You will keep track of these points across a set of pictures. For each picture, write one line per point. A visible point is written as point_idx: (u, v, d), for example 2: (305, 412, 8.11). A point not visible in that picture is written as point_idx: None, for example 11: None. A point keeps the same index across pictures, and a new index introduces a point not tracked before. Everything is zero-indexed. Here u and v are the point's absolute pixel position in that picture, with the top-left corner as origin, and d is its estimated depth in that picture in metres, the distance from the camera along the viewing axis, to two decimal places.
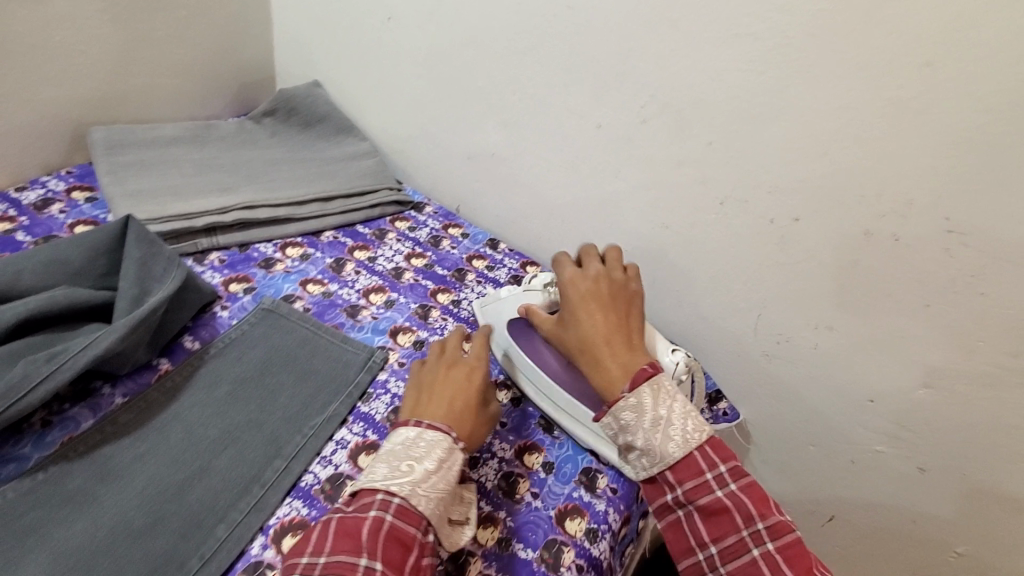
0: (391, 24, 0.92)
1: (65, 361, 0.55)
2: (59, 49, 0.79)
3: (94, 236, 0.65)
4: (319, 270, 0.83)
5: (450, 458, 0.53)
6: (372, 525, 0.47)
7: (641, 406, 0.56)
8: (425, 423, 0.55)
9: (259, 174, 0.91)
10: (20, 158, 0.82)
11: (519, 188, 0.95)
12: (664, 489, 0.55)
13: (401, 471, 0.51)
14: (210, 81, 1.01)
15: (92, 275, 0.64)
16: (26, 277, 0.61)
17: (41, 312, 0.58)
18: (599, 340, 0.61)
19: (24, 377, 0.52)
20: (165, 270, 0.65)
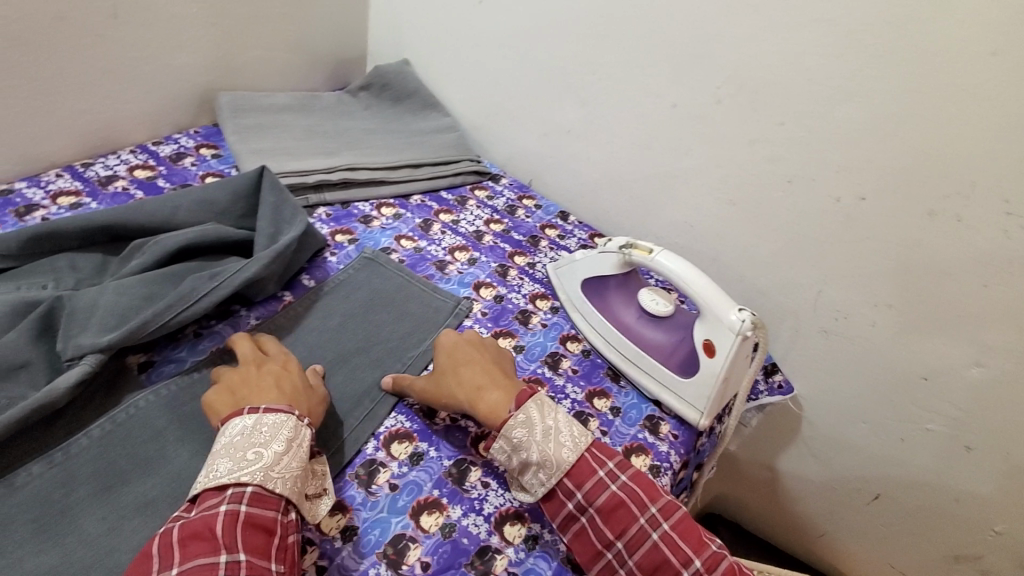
0: (481, 8, 1.00)
1: (222, 280, 0.66)
2: (196, 21, 0.90)
3: (235, 182, 0.76)
4: (410, 228, 0.92)
5: (299, 435, 0.54)
6: (225, 519, 0.47)
7: (529, 420, 0.59)
8: (263, 411, 0.54)
9: (357, 141, 1.01)
10: (158, 117, 0.94)
11: (591, 164, 1.01)
12: (562, 500, 0.58)
13: (247, 460, 0.51)
14: (313, 56, 1.11)
15: (233, 215, 0.75)
16: (183, 212, 0.72)
17: (197, 241, 0.69)
18: (476, 373, 0.65)
19: (192, 290, 0.64)
20: (292, 214, 0.76)
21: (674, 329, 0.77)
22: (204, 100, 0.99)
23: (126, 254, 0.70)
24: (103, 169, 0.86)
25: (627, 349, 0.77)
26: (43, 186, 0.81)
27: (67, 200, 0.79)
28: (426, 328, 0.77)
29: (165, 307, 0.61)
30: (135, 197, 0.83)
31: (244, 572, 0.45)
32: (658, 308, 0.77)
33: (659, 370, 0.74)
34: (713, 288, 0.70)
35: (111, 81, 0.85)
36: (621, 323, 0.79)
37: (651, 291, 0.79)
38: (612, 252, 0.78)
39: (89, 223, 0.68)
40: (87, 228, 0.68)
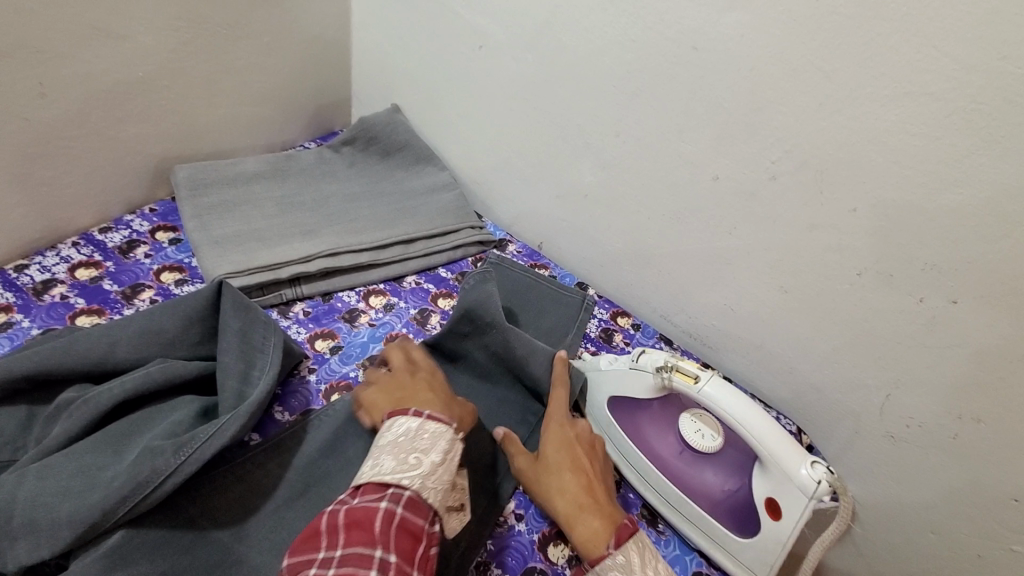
0: (483, 53, 0.85)
1: (189, 454, 0.52)
2: (143, 85, 0.76)
3: (187, 301, 0.63)
4: (403, 323, 0.78)
5: (453, 449, 0.51)
6: (383, 517, 0.44)
7: (629, 565, 0.49)
8: (428, 416, 0.53)
9: (341, 212, 0.87)
10: (105, 198, 0.80)
11: (612, 234, 0.87)
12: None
13: (408, 464, 0.48)
14: (290, 107, 0.97)
15: (186, 343, 0.62)
16: (122, 348, 0.59)
17: (138, 390, 0.56)
18: (580, 490, 0.57)
19: (153, 472, 0.50)
20: (264, 341, 0.63)
21: (725, 470, 0.63)
22: (160, 171, 0.84)
23: (55, 405, 0.56)
24: (39, 272, 0.73)
25: (668, 490, 0.63)
26: None
27: None
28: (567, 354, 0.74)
29: (117, 500, 0.48)
30: (75, 307, 0.70)
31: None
32: (705, 443, 0.64)
33: (708, 522, 0.61)
34: (779, 433, 0.57)
35: (42, 166, 0.71)
36: (657, 458, 0.65)
37: (695, 418, 0.65)
38: (647, 372, 0.65)
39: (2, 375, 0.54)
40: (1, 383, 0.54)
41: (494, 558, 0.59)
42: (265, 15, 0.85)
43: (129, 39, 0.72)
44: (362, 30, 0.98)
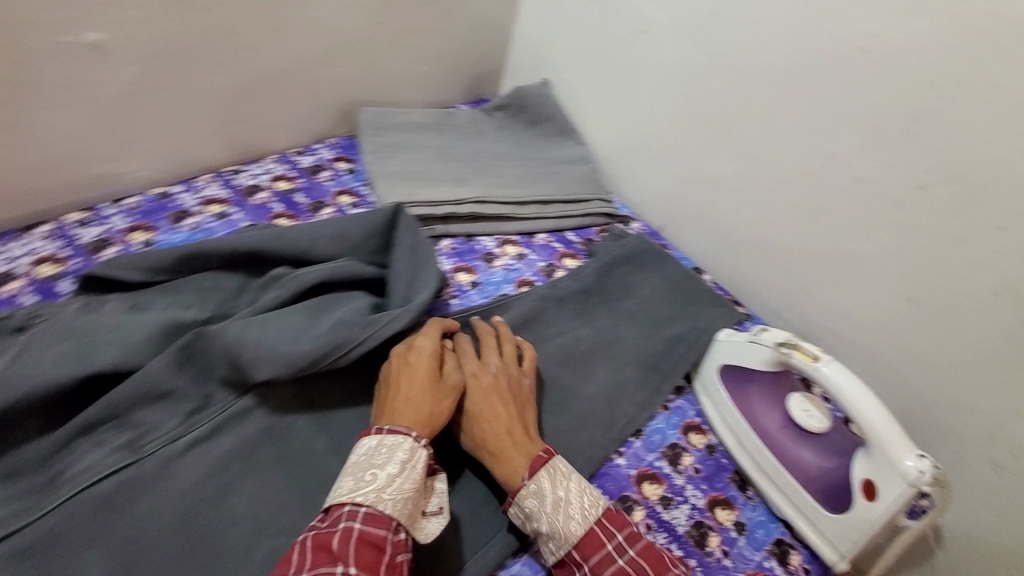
0: (644, 38, 0.92)
1: (372, 331, 0.63)
2: (350, 34, 0.89)
3: (372, 217, 0.75)
4: (532, 272, 0.87)
5: (414, 457, 0.53)
6: (340, 535, 0.47)
7: (540, 490, 0.55)
8: (385, 431, 0.54)
9: (488, 167, 0.97)
10: (302, 127, 0.95)
11: (738, 224, 0.91)
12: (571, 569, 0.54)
13: (365, 481, 0.50)
14: (455, 70, 1.08)
15: (364, 251, 0.74)
16: (318, 244, 0.72)
17: (332, 278, 0.69)
18: (499, 428, 0.60)
19: (346, 339, 0.62)
20: (427, 258, 0.74)
21: (825, 451, 0.67)
22: (345, 111, 0.98)
23: (267, 276, 0.70)
24: (249, 178, 0.88)
25: (763, 457, 0.68)
26: (195, 191, 0.84)
27: (215, 209, 0.82)
28: (703, 338, 0.79)
29: (321, 355, 0.60)
30: (275, 210, 0.84)
31: None
32: (811, 423, 0.68)
33: (799, 494, 0.65)
34: (891, 420, 0.60)
35: (265, 92, 0.86)
36: (760, 428, 0.69)
37: (804, 400, 0.70)
38: (765, 346, 0.69)
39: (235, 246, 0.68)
40: (231, 254, 0.68)
41: (595, 480, 0.66)
42: None
43: None
44: (529, 8, 1.07)
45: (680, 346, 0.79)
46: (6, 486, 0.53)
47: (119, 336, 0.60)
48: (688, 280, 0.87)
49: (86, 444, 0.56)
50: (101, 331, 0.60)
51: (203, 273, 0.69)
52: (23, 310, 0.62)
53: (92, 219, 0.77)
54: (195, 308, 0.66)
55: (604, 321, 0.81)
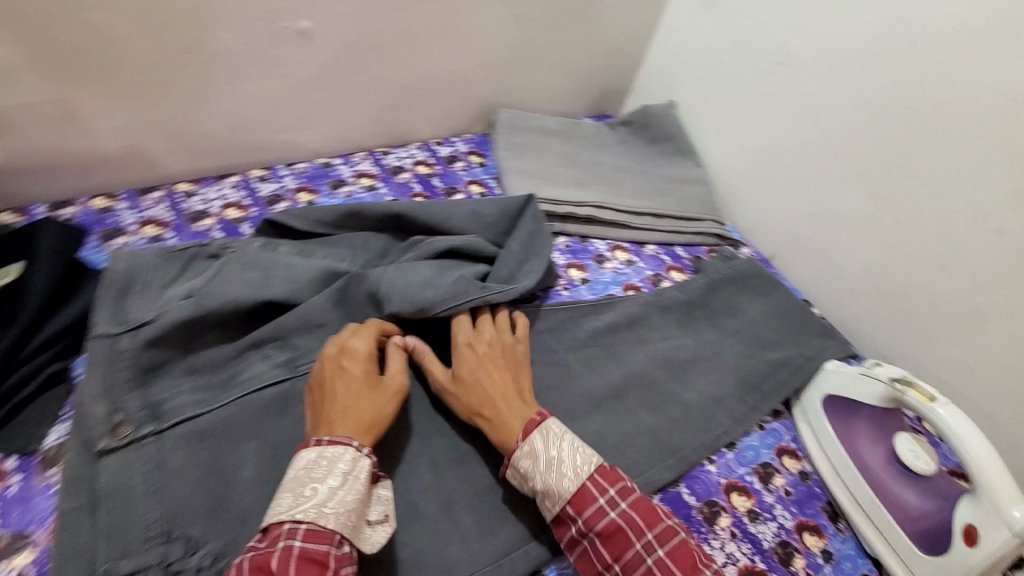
0: (782, 70, 0.94)
1: (484, 294, 0.71)
2: (503, 42, 0.98)
3: (504, 203, 0.83)
4: (640, 278, 0.91)
5: (357, 467, 0.52)
6: (281, 556, 0.46)
7: (533, 451, 0.57)
8: (325, 442, 0.52)
9: (608, 176, 1.02)
10: (445, 121, 1.05)
11: (856, 261, 0.90)
12: (566, 525, 0.56)
13: (305, 497, 0.49)
14: (586, 85, 1.15)
15: (493, 233, 0.82)
16: (455, 221, 0.80)
17: (460, 248, 0.77)
18: (493, 391, 0.62)
19: (462, 294, 0.70)
20: (542, 247, 0.81)
21: (928, 492, 0.66)
22: (483, 111, 1.07)
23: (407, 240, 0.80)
24: (396, 159, 0.99)
25: (861, 491, 0.68)
26: (351, 165, 0.96)
27: (366, 181, 0.93)
28: (808, 366, 0.79)
29: (440, 303, 0.68)
30: (415, 190, 0.94)
31: None
32: (918, 463, 0.67)
33: (896, 533, 0.64)
34: (1005, 470, 0.58)
35: (423, 87, 0.97)
36: (861, 462, 0.69)
37: (913, 441, 0.69)
38: (878, 382, 0.69)
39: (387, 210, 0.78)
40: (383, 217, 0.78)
41: (684, 481, 0.68)
42: (602, 7, 1.03)
43: (510, 7, 0.94)
44: (666, 32, 1.11)
45: (783, 370, 0.79)
46: (192, 378, 0.63)
47: (289, 273, 0.70)
48: (797, 309, 0.88)
49: (254, 356, 0.66)
50: (277, 266, 0.71)
51: (359, 234, 0.80)
52: (217, 240, 0.74)
53: (270, 177, 0.90)
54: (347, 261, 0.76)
55: (708, 335, 0.83)
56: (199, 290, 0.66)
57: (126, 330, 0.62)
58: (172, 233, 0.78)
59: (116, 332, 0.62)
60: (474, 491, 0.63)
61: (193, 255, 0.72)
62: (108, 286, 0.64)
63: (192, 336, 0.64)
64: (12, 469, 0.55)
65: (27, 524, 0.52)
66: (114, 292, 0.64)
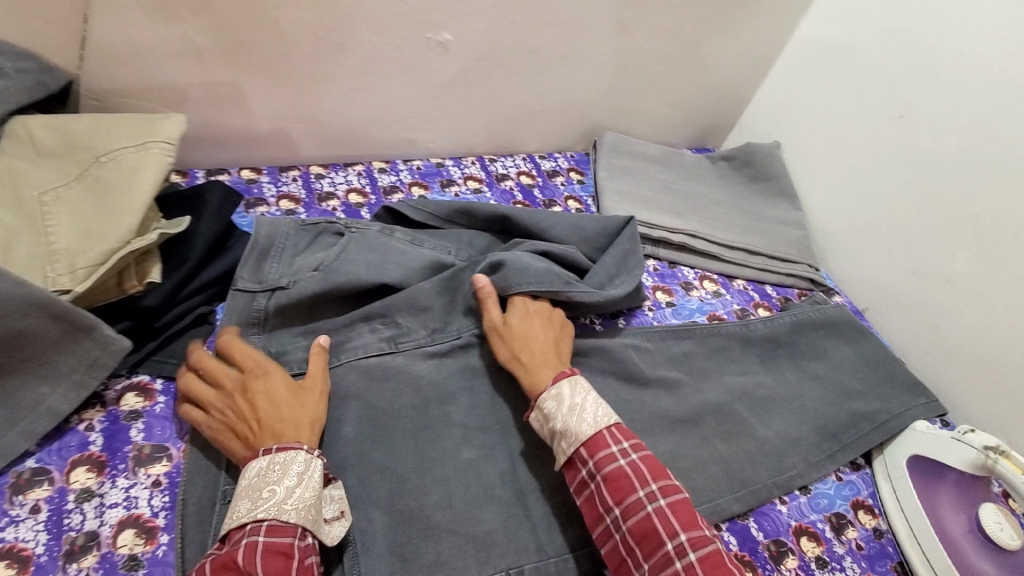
0: (901, 123, 0.93)
1: (567, 288, 0.75)
2: (619, 69, 1.03)
3: (606, 221, 0.88)
4: (725, 310, 0.91)
5: (310, 466, 0.54)
6: (246, 551, 0.49)
7: (560, 395, 0.62)
8: (275, 449, 0.54)
9: (703, 208, 1.03)
10: (552, 137, 1.10)
11: (959, 325, 0.87)
12: (576, 467, 0.59)
13: (262, 499, 0.52)
14: (691, 118, 1.17)
15: (590, 246, 0.86)
16: (555, 231, 0.85)
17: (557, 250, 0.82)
18: (535, 345, 0.68)
19: (545, 282, 0.74)
20: (634, 265, 0.84)
21: (1008, 566, 0.65)
22: (588, 131, 1.12)
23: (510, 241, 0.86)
24: (502, 167, 1.06)
25: (937, 556, 0.66)
26: (461, 168, 1.03)
27: (473, 184, 1.00)
28: (892, 423, 0.77)
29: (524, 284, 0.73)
30: (516, 198, 1.00)
31: None
32: (1002, 536, 0.65)
33: None
34: None
35: (537, 103, 1.03)
36: (942, 528, 0.68)
37: (1000, 514, 0.67)
38: (971, 448, 0.67)
39: (495, 211, 0.84)
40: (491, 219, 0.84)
41: (754, 515, 0.68)
42: (720, 44, 1.05)
43: (631, 37, 0.98)
44: (780, 74, 1.12)
45: (865, 424, 0.77)
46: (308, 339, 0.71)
47: (403, 261, 0.77)
48: (889, 363, 0.84)
49: (364, 326, 0.73)
50: (393, 250, 0.78)
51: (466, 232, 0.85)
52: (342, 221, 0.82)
53: (388, 170, 0.99)
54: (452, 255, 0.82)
55: (789, 377, 0.82)
56: (327, 266, 0.74)
57: (262, 289, 0.70)
58: (303, 209, 0.88)
59: (254, 289, 0.70)
60: (547, 485, 0.67)
61: (322, 229, 0.78)
62: (252, 247, 0.72)
63: (315, 305, 0.72)
64: (160, 391, 0.63)
65: (167, 440, 0.60)
66: (256, 253, 0.72)
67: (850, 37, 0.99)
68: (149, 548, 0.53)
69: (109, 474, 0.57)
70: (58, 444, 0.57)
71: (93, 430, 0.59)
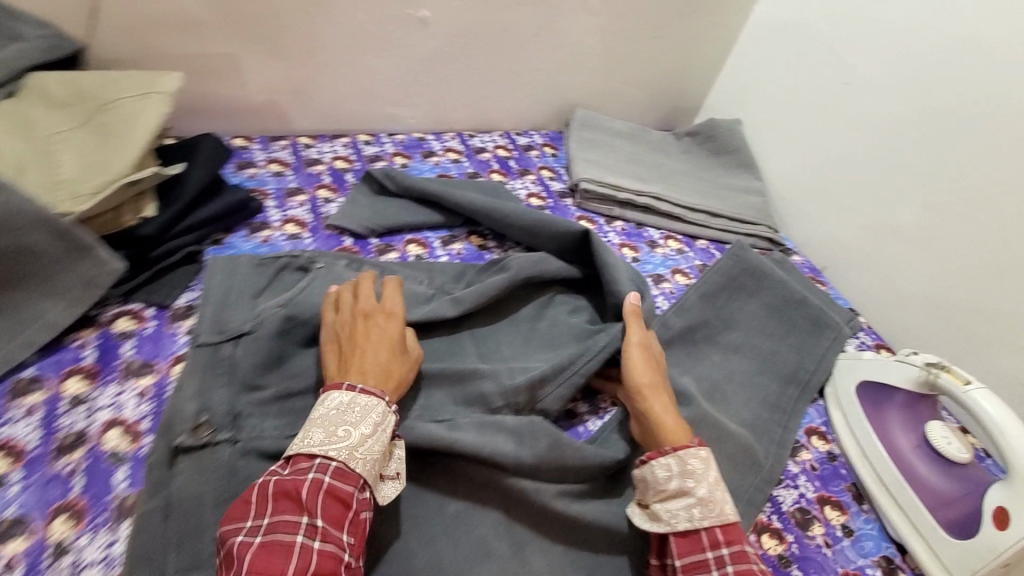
0: (847, 89, 1.00)
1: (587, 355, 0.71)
2: (588, 49, 1.11)
3: (565, 225, 0.85)
4: (688, 265, 0.97)
5: (384, 423, 0.54)
6: (310, 486, 0.48)
7: (710, 462, 0.58)
8: (360, 391, 0.54)
9: (669, 176, 1.10)
10: (526, 115, 1.18)
11: (909, 272, 0.92)
12: (702, 545, 0.54)
13: (337, 436, 0.51)
14: (657, 100, 1.25)
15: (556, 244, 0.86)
16: (520, 218, 0.87)
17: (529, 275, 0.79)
18: (672, 399, 0.66)
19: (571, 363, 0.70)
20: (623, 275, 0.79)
21: (957, 479, 0.65)
22: (561, 111, 1.20)
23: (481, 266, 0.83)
24: (479, 142, 1.12)
25: (886, 471, 0.68)
26: (441, 141, 1.10)
27: (452, 156, 1.07)
28: (833, 346, 0.81)
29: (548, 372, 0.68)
30: (492, 167, 1.07)
31: (319, 539, 0.47)
32: (951, 449, 0.67)
33: (921, 515, 0.64)
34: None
35: (512, 79, 1.10)
36: (891, 445, 0.70)
37: (946, 429, 0.69)
38: (914, 366, 0.70)
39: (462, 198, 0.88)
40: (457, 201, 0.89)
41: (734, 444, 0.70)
42: (680, 27, 1.14)
43: (597, 18, 1.07)
44: (738, 56, 1.21)
45: (810, 360, 0.80)
46: (279, 402, 0.62)
47: (371, 292, 0.73)
48: (827, 324, 0.83)
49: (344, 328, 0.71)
50: (361, 285, 0.74)
51: (436, 263, 0.84)
52: (324, 212, 0.87)
53: (373, 142, 1.05)
54: (423, 285, 0.79)
55: None
56: (290, 300, 0.69)
57: (224, 338, 0.64)
58: (291, 172, 0.93)
59: (216, 342, 0.64)
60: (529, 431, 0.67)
61: (284, 265, 0.75)
62: (211, 298, 0.68)
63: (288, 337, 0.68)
64: (150, 316, 0.68)
65: (155, 356, 0.64)
66: (212, 305, 0.68)
67: (798, 17, 1.08)
68: (132, 446, 0.57)
69: (100, 382, 0.61)
70: (54, 357, 0.62)
71: (86, 347, 0.63)
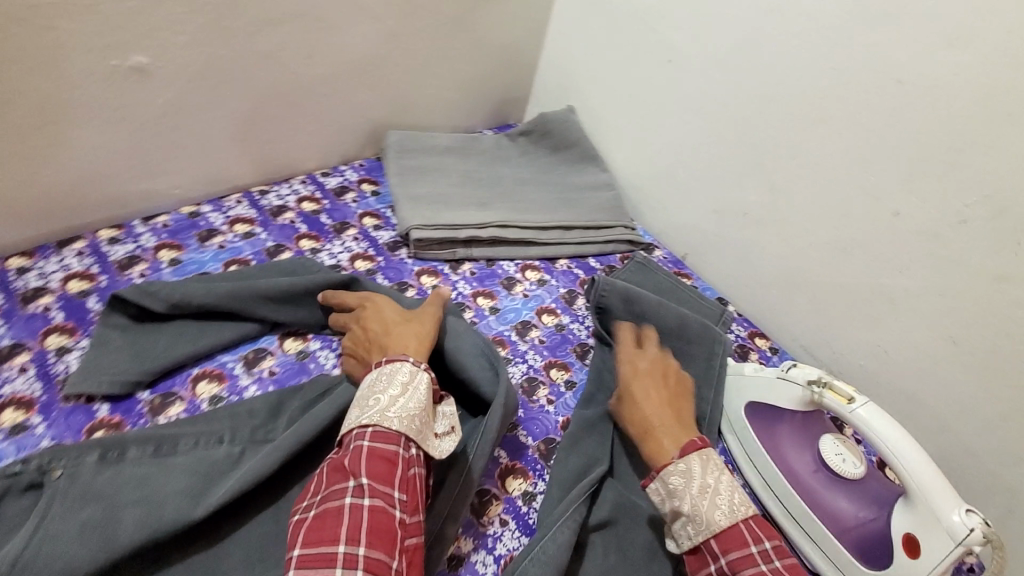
0: (671, 67, 0.91)
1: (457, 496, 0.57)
2: (382, 60, 0.91)
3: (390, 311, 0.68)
4: (553, 298, 0.86)
5: (415, 378, 0.55)
6: (352, 454, 0.49)
7: (689, 471, 0.56)
8: (383, 360, 0.56)
9: (510, 192, 0.96)
10: (329, 149, 0.96)
11: (765, 254, 0.89)
12: (706, 559, 0.53)
13: (370, 406, 0.52)
14: (479, 99, 1.09)
15: None
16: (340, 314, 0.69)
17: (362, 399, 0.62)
18: (659, 401, 0.64)
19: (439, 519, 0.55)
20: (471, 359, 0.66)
21: (857, 498, 0.63)
22: (371, 134, 1.00)
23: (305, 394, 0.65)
24: (276, 199, 0.90)
25: (791, 503, 0.65)
26: (223, 211, 0.86)
27: (242, 228, 0.83)
28: (719, 366, 0.74)
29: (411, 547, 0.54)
30: (300, 231, 0.85)
31: (368, 497, 0.47)
32: (845, 468, 0.64)
33: (833, 546, 0.62)
34: (937, 475, 0.56)
35: (296, 114, 0.88)
36: (790, 472, 0.66)
37: (838, 441, 0.66)
38: (797, 385, 0.66)
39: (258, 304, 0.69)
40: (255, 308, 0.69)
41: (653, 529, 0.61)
42: (482, 15, 0.97)
43: (382, 23, 0.87)
44: (555, 36, 1.07)
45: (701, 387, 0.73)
46: None
47: (144, 496, 0.52)
48: (709, 341, 0.76)
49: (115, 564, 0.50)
50: (126, 489, 0.52)
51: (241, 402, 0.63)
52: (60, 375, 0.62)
53: (123, 237, 0.78)
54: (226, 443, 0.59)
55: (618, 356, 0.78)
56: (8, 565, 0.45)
57: None
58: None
59: None
60: None
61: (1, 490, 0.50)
62: None
63: None
64: None
65: None
66: None
67: None
68: None
69: None
70: None
71: None
